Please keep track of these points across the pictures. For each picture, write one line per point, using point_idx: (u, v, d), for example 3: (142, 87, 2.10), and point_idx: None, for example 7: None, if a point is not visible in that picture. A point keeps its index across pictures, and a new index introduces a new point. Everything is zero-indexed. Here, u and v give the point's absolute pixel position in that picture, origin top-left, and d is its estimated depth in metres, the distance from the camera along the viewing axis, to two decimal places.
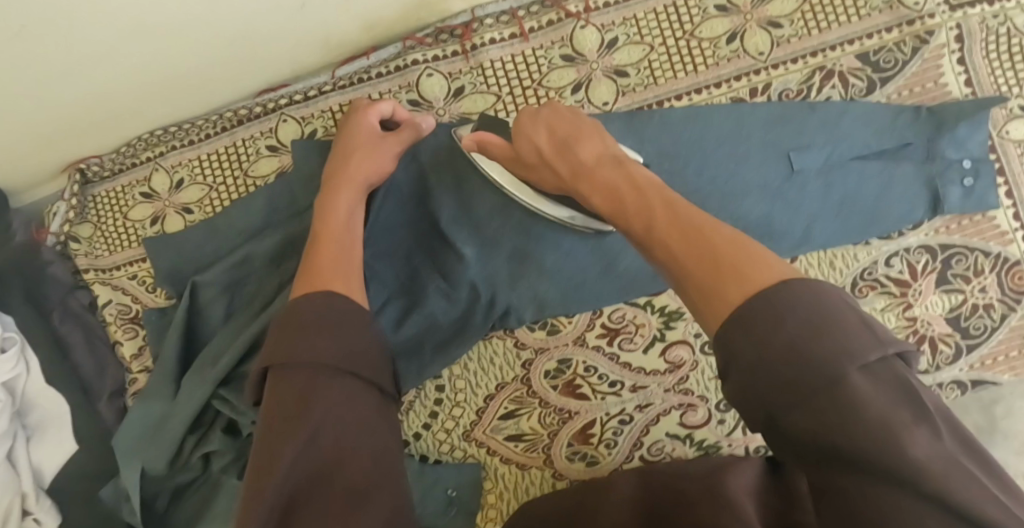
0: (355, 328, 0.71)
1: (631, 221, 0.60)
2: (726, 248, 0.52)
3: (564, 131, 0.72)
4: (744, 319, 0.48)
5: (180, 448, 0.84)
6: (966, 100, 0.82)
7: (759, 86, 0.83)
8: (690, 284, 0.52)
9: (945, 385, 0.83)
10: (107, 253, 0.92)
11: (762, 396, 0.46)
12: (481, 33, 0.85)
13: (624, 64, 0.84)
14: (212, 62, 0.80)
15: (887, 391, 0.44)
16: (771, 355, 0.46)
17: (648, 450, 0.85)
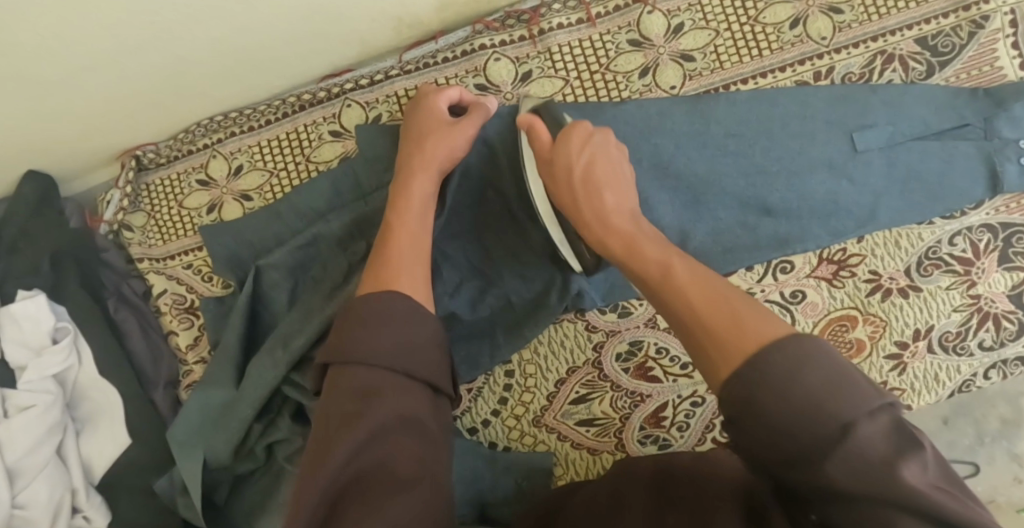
0: (420, 317, 0.65)
1: (646, 259, 0.64)
2: (737, 302, 0.56)
3: (602, 167, 0.73)
4: (758, 376, 0.50)
5: (247, 434, 0.83)
6: (1022, 82, 0.85)
7: (823, 69, 0.85)
8: (702, 337, 0.55)
9: (1010, 361, 0.86)
10: (162, 242, 0.89)
11: (768, 433, 0.50)
12: (549, 18, 0.85)
13: (690, 49, 0.85)
14: (284, 42, 0.79)
15: (889, 433, 0.48)
16: (777, 400, 0.49)
17: (721, 432, 0.84)
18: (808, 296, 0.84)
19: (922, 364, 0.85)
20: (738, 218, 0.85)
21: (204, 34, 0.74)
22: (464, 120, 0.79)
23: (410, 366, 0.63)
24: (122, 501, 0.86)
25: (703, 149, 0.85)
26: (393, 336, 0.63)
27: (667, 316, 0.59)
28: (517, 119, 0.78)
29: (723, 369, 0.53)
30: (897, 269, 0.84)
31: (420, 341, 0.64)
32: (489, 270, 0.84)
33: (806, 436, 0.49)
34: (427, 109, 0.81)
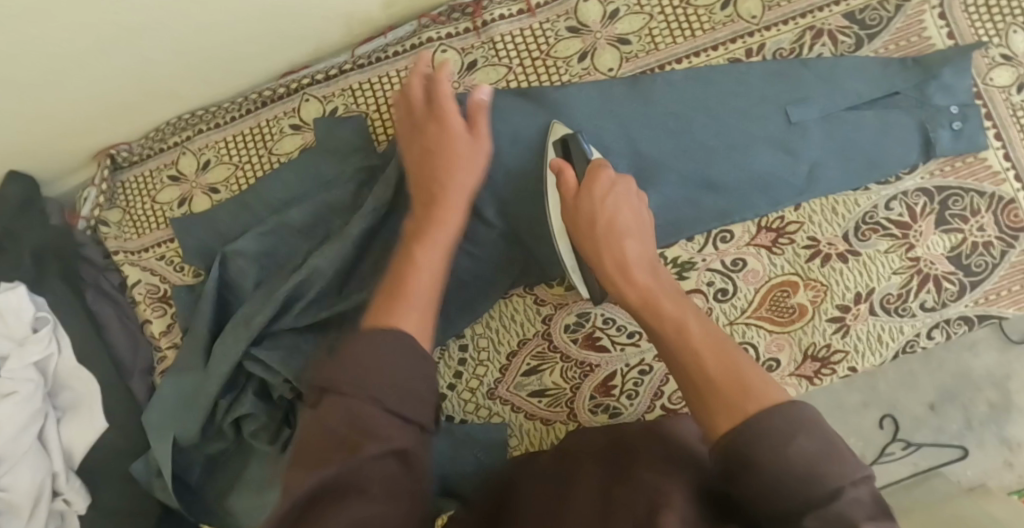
0: (412, 337, 0.60)
1: (666, 317, 0.70)
2: (741, 371, 0.62)
3: (626, 217, 0.77)
4: (761, 433, 0.57)
5: (214, 410, 0.86)
6: (949, 49, 0.88)
7: (754, 47, 0.88)
8: (706, 402, 0.62)
9: (952, 321, 0.88)
10: (137, 236, 0.94)
11: (756, 491, 0.56)
12: (491, 10, 0.90)
13: (626, 33, 0.89)
14: (244, 40, 0.85)
15: (871, 504, 0.54)
16: (769, 466, 0.55)
17: (669, 399, 0.87)
18: (749, 264, 0.87)
19: (864, 326, 0.87)
20: (687, 194, 0.87)
21: (171, 33, 0.79)
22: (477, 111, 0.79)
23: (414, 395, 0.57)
24: (102, 484, 0.90)
25: (649, 128, 0.87)
26: (397, 365, 0.58)
27: (680, 379, 0.66)
28: (551, 162, 0.81)
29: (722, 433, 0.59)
30: (835, 234, 0.87)
31: (418, 370, 0.59)
32: None
33: (792, 498, 0.54)
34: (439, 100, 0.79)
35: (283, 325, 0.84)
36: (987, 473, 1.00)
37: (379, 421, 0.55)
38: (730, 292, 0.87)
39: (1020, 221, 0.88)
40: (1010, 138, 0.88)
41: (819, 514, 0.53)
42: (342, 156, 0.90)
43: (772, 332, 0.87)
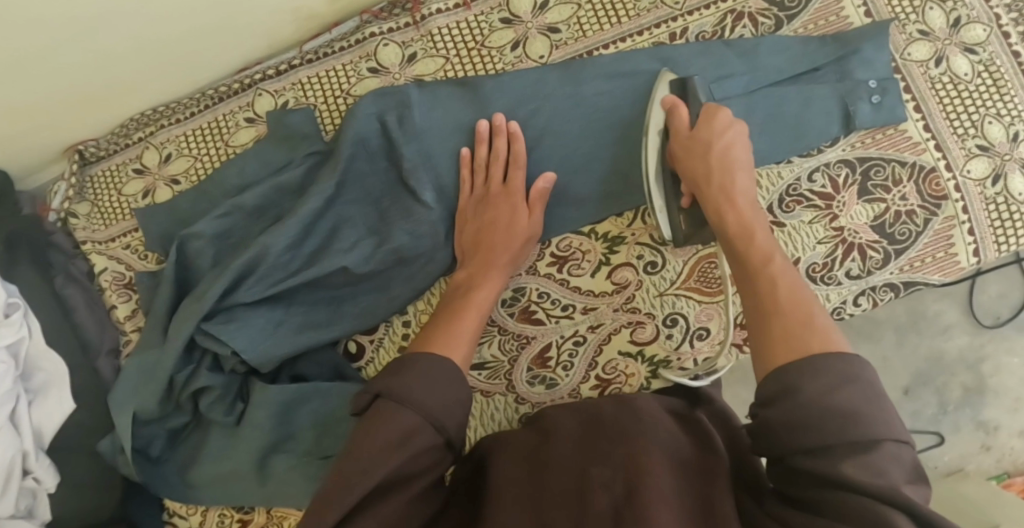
0: (451, 366, 0.74)
1: (757, 245, 0.74)
2: (814, 309, 0.66)
3: (737, 154, 0.82)
4: (812, 366, 0.61)
5: (172, 383, 0.90)
6: (865, 27, 0.92)
7: (677, 30, 0.93)
8: (779, 321, 0.67)
9: (878, 288, 0.91)
10: (104, 227, 1.00)
11: (792, 419, 0.59)
12: (429, 5, 0.95)
13: (556, 22, 0.94)
14: (197, 34, 0.90)
15: (905, 463, 0.58)
16: (817, 397, 0.59)
17: (603, 369, 0.90)
18: None
19: None
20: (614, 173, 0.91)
21: (134, 28, 0.84)
22: (519, 146, 0.89)
23: (452, 414, 0.72)
24: (69, 464, 0.94)
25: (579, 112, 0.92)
26: (439, 393, 0.72)
27: (754, 297, 0.70)
28: (483, 125, 0.89)
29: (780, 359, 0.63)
30: (759, 207, 0.90)
31: (450, 394, 0.72)
32: (382, 229, 0.91)
33: (830, 438, 0.58)
34: (497, 140, 0.89)
35: (238, 299, 0.86)
36: (965, 457, 1.36)
37: (418, 434, 0.69)
38: (659, 264, 0.90)
39: (941, 190, 0.91)
40: (929, 110, 0.92)
41: (850, 457, 0.57)
42: (291, 143, 0.95)
43: (701, 302, 0.89)
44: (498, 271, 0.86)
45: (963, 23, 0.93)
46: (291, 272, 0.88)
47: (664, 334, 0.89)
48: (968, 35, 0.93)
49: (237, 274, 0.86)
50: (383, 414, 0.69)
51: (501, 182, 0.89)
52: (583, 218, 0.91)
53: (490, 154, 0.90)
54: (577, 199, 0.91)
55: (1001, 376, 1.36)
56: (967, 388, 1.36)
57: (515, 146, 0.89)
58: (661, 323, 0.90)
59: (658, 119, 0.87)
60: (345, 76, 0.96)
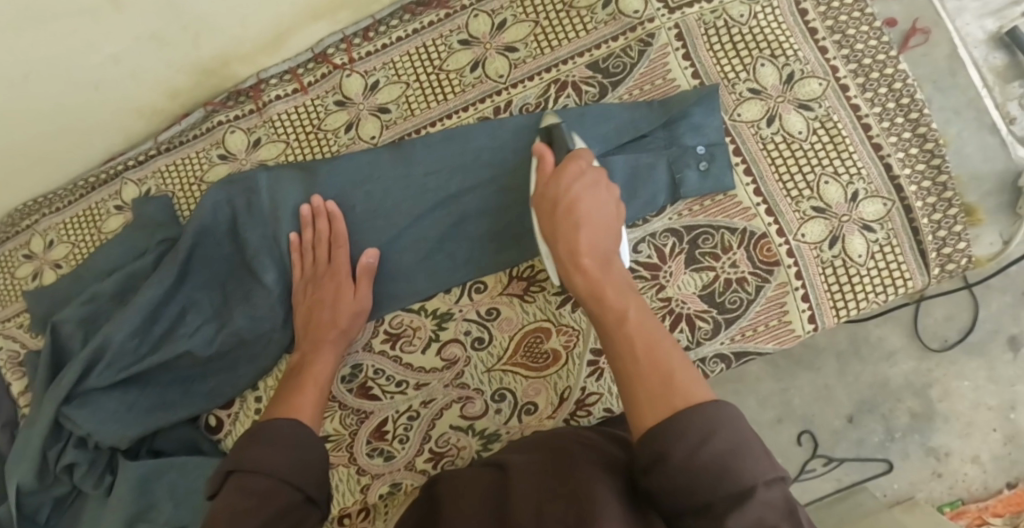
0: (300, 428, 0.73)
1: (608, 299, 0.70)
2: (674, 360, 0.62)
3: (580, 206, 0.77)
4: (673, 429, 0.57)
5: (47, 457, 0.95)
6: (691, 90, 0.90)
7: (501, 104, 0.93)
8: (637, 380, 0.62)
9: (709, 360, 0.89)
10: (4, 305, 1.06)
11: (667, 485, 0.56)
12: (269, 92, 0.98)
13: (386, 102, 0.95)
14: (52, 135, 0.95)
15: (778, 506, 0.55)
16: (684, 459, 0.56)
17: (436, 443, 0.92)
18: (502, 312, 0.91)
19: None
20: (447, 255, 0.91)
21: None
22: (342, 227, 0.90)
23: (309, 465, 0.70)
24: None
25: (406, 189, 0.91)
26: (288, 454, 0.70)
27: (616, 358, 0.65)
28: (303, 209, 0.90)
29: (651, 424, 0.59)
30: None
31: (305, 455, 0.71)
32: (224, 312, 0.95)
33: (700, 495, 0.55)
34: (325, 220, 0.90)
35: (90, 384, 0.92)
36: (916, 485, 1.12)
37: (282, 492, 0.67)
38: (485, 340, 0.91)
39: (772, 256, 0.88)
40: (760, 173, 0.89)
41: (728, 511, 0.54)
42: (144, 228, 0.99)
43: (527, 377, 0.91)
44: (332, 345, 0.87)
45: (796, 78, 0.90)
46: (140, 355, 0.94)
47: (492, 409, 0.91)
48: (802, 91, 0.90)
49: (87, 361, 0.92)
50: (238, 485, 0.67)
51: (327, 260, 0.90)
52: (411, 297, 0.92)
53: (315, 237, 0.91)
54: (410, 279, 0.92)
55: (953, 401, 1.11)
56: (914, 415, 1.12)
57: (339, 228, 0.90)
58: (489, 398, 0.91)
59: (534, 173, 0.83)
60: (197, 164, 1.00)
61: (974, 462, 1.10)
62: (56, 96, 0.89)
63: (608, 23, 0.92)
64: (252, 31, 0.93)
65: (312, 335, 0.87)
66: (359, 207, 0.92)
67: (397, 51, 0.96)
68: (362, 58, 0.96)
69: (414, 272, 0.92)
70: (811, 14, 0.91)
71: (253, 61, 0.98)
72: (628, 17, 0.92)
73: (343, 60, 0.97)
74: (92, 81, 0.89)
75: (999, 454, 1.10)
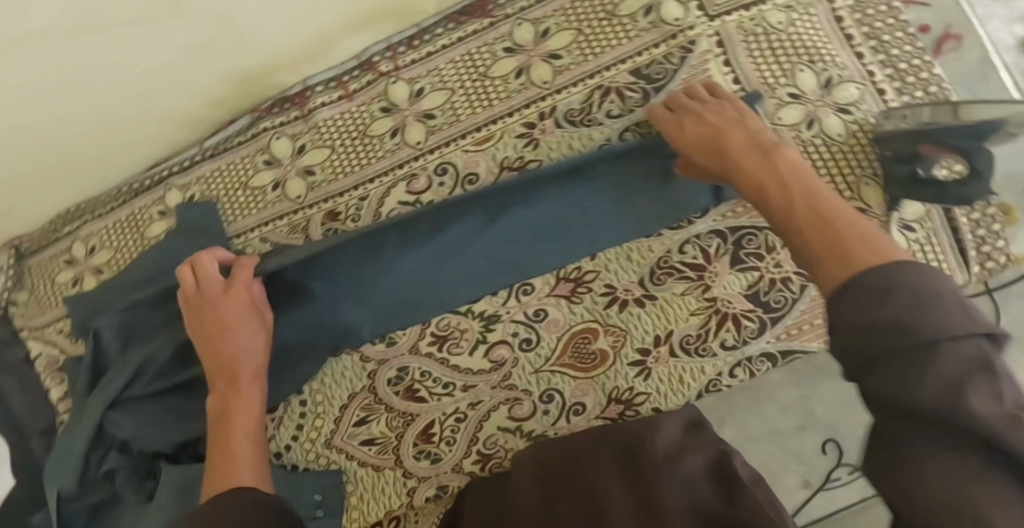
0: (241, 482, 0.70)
1: (811, 220, 0.62)
2: (845, 225, 0.60)
3: (750, 142, 0.76)
4: (831, 236, 0.59)
5: (89, 463, 0.94)
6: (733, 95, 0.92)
7: (546, 110, 0.95)
8: (793, 228, 0.64)
9: (755, 359, 0.90)
10: (41, 313, 1.06)
11: (815, 242, 0.60)
12: (314, 99, 0.99)
13: (431, 108, 0.97)
14: (98, 141, 0.95)
15: (969, 358, 0.47)
16: (848, 236, 0.58)
17: (484, 444, 0.93)
18: (550, 314, 0.92)
19: (665, 368, 0.91)
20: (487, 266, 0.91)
21: None
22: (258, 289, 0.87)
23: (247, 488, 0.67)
24: None
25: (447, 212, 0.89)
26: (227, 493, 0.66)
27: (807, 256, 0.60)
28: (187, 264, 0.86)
29: (793, 220, 0.64)
30: (631, 280, 0.91)
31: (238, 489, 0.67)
32: None
33: (880, 313, 0.50)
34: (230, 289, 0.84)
35: (135, 392, 0.93)
36: None
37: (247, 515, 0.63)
38: (533, 341, 0.92)
39: None
40: None
41: (919, 349, 0.48)
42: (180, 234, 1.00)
43: (576, 378, 0.91)
44: (251, 398, 0.81)
45: (834, 83, 0.92)
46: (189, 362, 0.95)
47: (540, 410, 0.92)
48: (840, 95, 0.92)
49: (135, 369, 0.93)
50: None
51: (225, 324, 0.83)
52: (456, 301, 0.93)
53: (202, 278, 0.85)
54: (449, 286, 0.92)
55: None
56: None
57: (251, 290, 0.86)
58: (537, 399, 0.92)
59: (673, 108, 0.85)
60: (242, 170, 1.01)
61: None
62: None
63: (649, 31, 0.95)
64: (299, 39, 0.96)
65: (225, 393, 0.81)
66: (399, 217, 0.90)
67: (441, 58, 0.98)
68: (408, 66, 0.98)
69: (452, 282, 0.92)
70: (847, 21, 0.93)
71: (300, 69, 0.98)
72: (669, 25, 0.94)
73: (389, 68, 0.99)
74: (143, 84, 0.93)
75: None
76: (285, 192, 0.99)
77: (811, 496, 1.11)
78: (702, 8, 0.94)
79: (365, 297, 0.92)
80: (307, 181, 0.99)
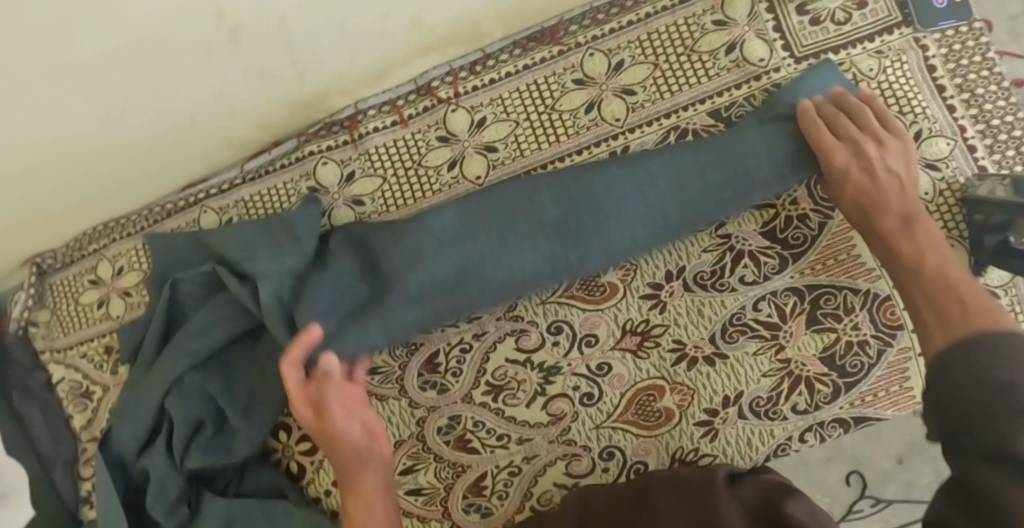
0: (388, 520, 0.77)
1: (952, 299, 0.73)
2: (964, 291, 0.73)
3: (885, 181, 0.81)
4: (964, 323, 0.69)
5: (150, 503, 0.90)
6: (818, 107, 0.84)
7: (617, 149, 0.89)
8: (917, 298, 0.75)
9: (827, 424, 0.86)
10: (63, 334, 1.00)
11: (922, 298, 0.75)
12: (366, 124, 0.93)
13: (493, 141, 0.91)
14: (139, 167, 0.89)
15: None
16: (962, 308, 0.71)
17: (538, 500, 0.89)
18: (614, 369, 0.87)
19: (733, 430, 0.86)
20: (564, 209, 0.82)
21: (68, 170, 0.84)
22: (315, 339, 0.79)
23: None
24: None
25: (559, 207, 0.82)
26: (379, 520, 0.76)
27: (919, 327, 0.74)
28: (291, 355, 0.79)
29: (920, 285, 0.76)
30: (701, 337, 0.87)
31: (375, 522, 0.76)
32: None
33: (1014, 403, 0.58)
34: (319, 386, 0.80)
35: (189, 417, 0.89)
36: None
37: None
38: (595, 396, 0.88)
39: (896, 319, 0.86)
40: None
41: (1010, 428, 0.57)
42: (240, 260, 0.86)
43: (638, 435, 0.87)
44: (364, 407, 0.82)
45: (924, 137, 0.87)
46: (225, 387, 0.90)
47: (599, 467, 0.88)
48: (929, 150, 0.87)
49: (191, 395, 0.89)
50: None
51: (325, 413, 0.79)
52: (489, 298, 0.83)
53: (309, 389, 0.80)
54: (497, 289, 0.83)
55: None
56: None
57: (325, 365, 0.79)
58: (597, 456, 0.88)
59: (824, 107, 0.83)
60: (285, 196, 0.94)
61: None
62: (154, 132, 0.83)
63: (731, 70, 0.89)
64: (360, 66, 0.87)
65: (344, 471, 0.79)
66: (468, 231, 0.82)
67: (506, 87, 0.91)
68: (469, 93, 0.92)
69: (507, 251, 0.82)
70: (940, 70, 0.88)
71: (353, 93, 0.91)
72: (752, 65, 0.89)
73: (449, 94, 0.92)
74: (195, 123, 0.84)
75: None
76: (331, 223, 0.93)
77: None
78: (788, 49, 0.89)
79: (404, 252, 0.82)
80: (355, 212, 0.93)
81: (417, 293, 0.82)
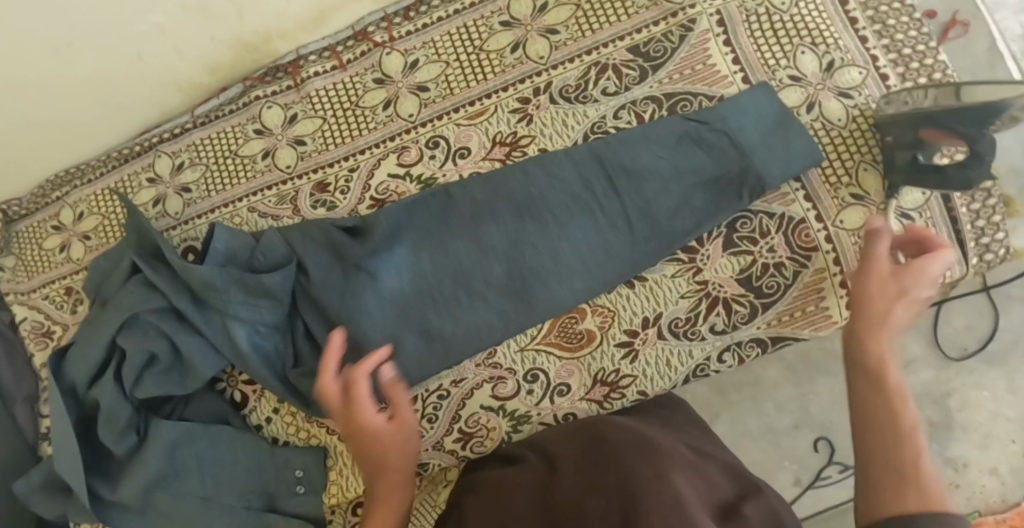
0: None
1: (897, 409, 0.62)
2: (909, 462, 0.59)
3: (876, 268, 0.70)
4: (918, 519, 0.55)
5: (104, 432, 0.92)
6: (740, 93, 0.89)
7: (541, 85, 0.93)
8: (876, 455, 0.60)
9: (744, 344, 0.89)
10: (26, 278, 1.05)
11: (865, 446, 0.61)
12: (307, 68, 0.99)
13: (425, 81, 0.96)
14: (95, 107, 0.96)
15: None
16: (896, 463, 0.59)
17: (466, 423, 0.91)
18: None
19: (653, 351, 0.89)
20: (506, 264, 0.88)
21: (26, 107, 0.92)
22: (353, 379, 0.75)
23: None
24: None
25: (496, 221, 0.89)
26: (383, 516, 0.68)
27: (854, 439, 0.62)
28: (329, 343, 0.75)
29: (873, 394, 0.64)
30: None
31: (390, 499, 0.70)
32: None
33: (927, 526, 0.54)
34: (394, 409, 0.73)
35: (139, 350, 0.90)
36: None
37: None
38: None
39: (811, 241, 0.88)
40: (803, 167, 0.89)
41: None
42: (201, 288, 0.89)
43: (562, 358, 0.90)
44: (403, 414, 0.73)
45: (836, 66, 0.90)
46: (182, 324, 0.91)
47: (524, 390, 0.90)
48: (842, 79, 0.90)
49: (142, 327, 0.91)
50: None
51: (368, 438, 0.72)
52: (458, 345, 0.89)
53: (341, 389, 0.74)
54: (454, 332, 0.89)
55: (970, 413, 1.06)
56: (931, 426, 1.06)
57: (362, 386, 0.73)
58: (521, 379, 0.91)
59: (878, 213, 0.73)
60: (233, 138, 1.00)
61: (992, 474, 1.05)
62: (103, 68, 0.91)
63: (649, 8, 0.93)
64: (296, 6, 0.95)
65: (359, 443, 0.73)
66: (419, 250, 0.89)
67: (437, 31, 0.97)
68: (403, 37, 0.97)
69: (459, 305, 0.89)
70: (852, 3, 0.92)
71: (294, 37, 0.99)
72: (668, 3, 0.93)
73: (384, 38, 0.98)
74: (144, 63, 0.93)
75: (1019, 468, 1.04)
76: (275, 161, 0.98)
77: (800, 495, 1.09)
78: None
79: (364, 314, 0.89)
80: (297, 151, 0.98)
81: (382, 314, 0.89)
